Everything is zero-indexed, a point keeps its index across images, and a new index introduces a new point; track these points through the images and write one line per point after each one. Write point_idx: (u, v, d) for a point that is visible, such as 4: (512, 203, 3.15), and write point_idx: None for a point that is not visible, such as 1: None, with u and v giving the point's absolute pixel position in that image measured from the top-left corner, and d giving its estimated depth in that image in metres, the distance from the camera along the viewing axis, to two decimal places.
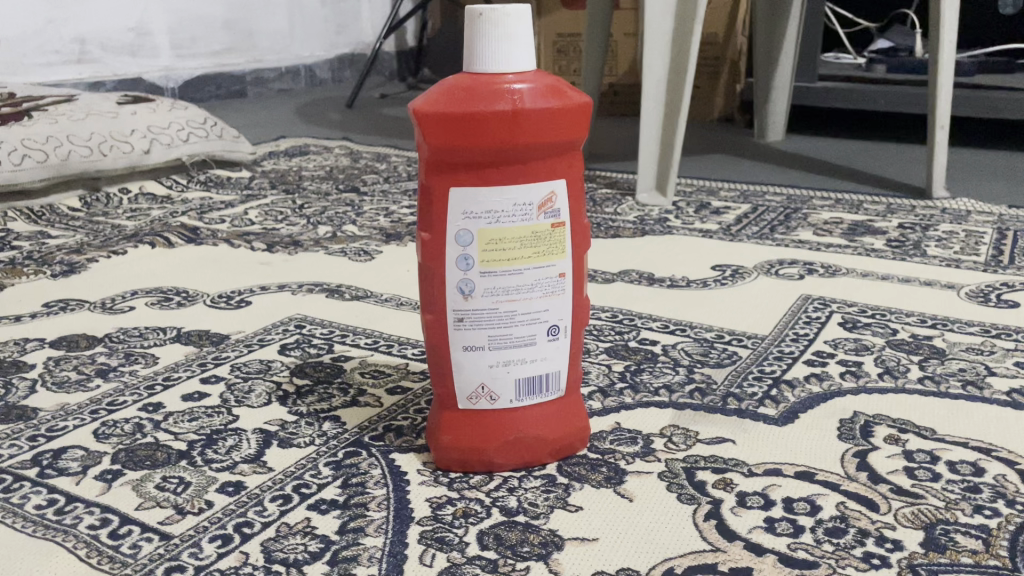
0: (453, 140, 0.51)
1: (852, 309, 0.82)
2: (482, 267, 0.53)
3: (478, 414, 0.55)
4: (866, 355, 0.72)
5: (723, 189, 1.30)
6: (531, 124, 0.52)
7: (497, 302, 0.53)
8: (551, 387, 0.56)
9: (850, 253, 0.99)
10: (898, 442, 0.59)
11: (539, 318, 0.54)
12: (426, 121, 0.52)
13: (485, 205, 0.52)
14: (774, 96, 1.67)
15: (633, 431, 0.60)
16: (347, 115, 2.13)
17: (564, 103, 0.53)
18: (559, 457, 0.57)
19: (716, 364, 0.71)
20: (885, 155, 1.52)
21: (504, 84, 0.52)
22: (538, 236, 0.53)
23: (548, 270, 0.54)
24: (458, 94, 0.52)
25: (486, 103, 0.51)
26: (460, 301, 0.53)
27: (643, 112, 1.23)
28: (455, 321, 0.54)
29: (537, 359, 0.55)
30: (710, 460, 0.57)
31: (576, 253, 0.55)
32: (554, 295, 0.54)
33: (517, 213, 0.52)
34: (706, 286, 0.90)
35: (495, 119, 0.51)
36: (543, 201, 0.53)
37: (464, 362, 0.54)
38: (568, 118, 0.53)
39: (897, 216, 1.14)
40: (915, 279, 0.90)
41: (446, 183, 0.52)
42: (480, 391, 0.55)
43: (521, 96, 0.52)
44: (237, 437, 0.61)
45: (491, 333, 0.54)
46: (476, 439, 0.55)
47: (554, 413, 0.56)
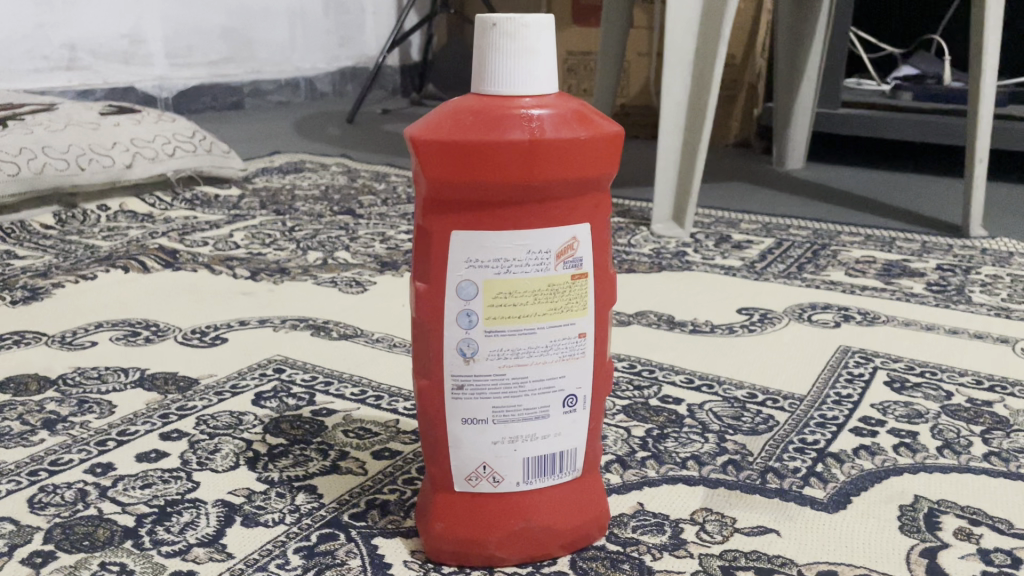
0: (456, 173, 0.43)
1: (897, 365, 0.74)
2: (487, 326, 0.44)
3: (479, 499, 0.46)
4: (920, 423, 0.64)
5: (744, 221, 1.22)
6: (552, 156, 0.43)
7: (507, 368, 0.45)
8: (565, 467, 0.47)
9: (886, 297, 0.91)
10: (971, 538, 0.50)
11: (553, 386, 0.46)
12: (425, 151, 0.43)
13: (495, 251, 0.43)
14: (795, 121, 1.59)
15: (659, 516, 0.52)
16: (345, 130, 2.05)
17: (592, 132, 0.44)
18: (573, 549, 0.48)
19: (750, 432, 0.62)
20: (914, 188, 1.43)
21: (520, 109, 0.43)
22: (554, 290, 0.44)
23: (566, 329, 0.45)
24: (465, 119, 0.43)
25: (499, 130, 0.43)
26: (460, 364, 0.45)
27: (661, 135, 1.15)
28: (455, 389, 0.45)
29: (550, 435, 0.46)
30: (752, 557, 0.48)
31: (601, 309, 0.46)
32: (573, 360, 0.46)
33: (532, 262, 0.44)
34: (733, 332, 0.81)
35: (508, 150, 0.43)
36: (563, 248, 0.44)
37: (463, 437, 0.46)
38: (595, 150, 0.44)
39: (934, 256, 1.05)
40: (963, 330, 0.82)
41: (448, 225, 0.44)
42: (480, 471, 0.46)
43: (540, 123, 0.43)
44: (194, 512, 0.52)
45: (501, 405, 0.45)
46: (476, 528, 0.46)
47: (572, 497, 0.48)
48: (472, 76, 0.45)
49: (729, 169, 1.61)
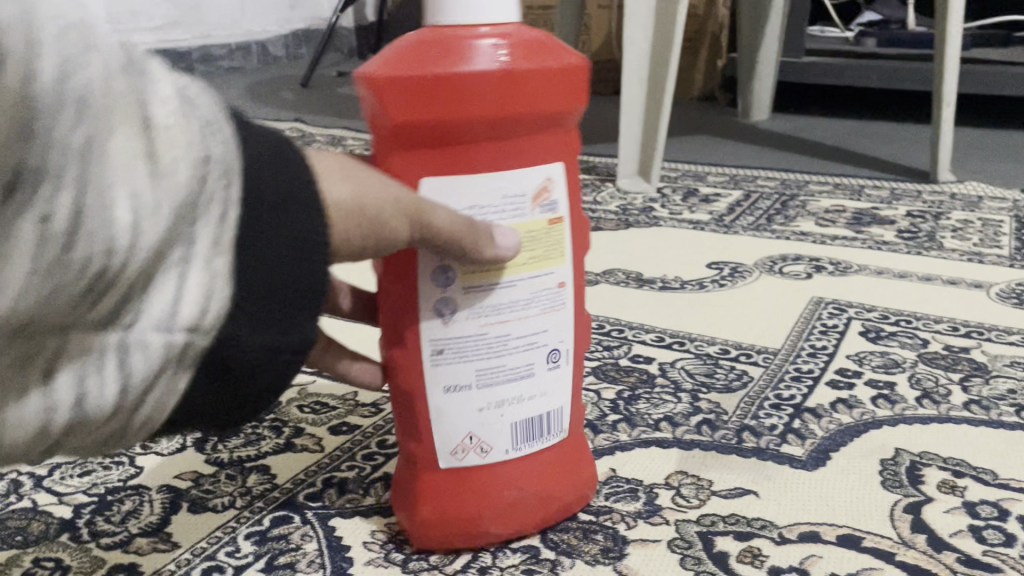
0: (423, 115, 0.39)
1: (871, 315, 0.72)
2: (465, 281, 0.41)
3: (464, 475, 0.43)
4: (897, 373, 0.62)
5: (711, 173, 1.19)
6: (523, 89, 0.40)
7: (488, 325, 0.42)
8: (552, 429, 0.45)
9: (858, 246, 0.88)
10: (956, 492, 0.48)
11: (537, 342, 0.43)
12: (388, 90, 0.39)
13: (467, 197, 0.40)
14: (759, 72, 1.56)
15: (633, 482, 0.49)
16: (300, 95, 1.98)
17: (560, 61, 0.41)
18: (563, 516, 0.46)
19: (724, 389, 0.60)
20: (881, 135, 1.42)
21: (484, 38, 0.39)
22: (532, 236, 0.42)
23: (546, 279, 0.43)
24: (426, 52, 0.39)
25: (466, 63, 0.39)
26: (438, 327, 0.41)
27: (624, 87, 1.11)
28: (432, 354, 0.42)
29: (535, 395, 0.44)
30: (730, 521, 0.46)
31: (577, 254, 0.44)
32: (555, 312, 0.43)
33: (507, 207, 0.41)
34: (702, 288, 0.78)
35: (477, 86, 0.39)
36: (538, 190, 0.42)
37: (444, 408, 0.42)
38: (565, 80, 0.41)
39: (903, 203, 1.04)
40: (936, 277, 0.80)
41: (416, 172, 0.40)
42: (465, 443, 0.43)
43: (507, 52, 0.39)
44: (137, 499, 0.48)
45: (485, 367, 0.42)
46: (466, 505, 0.43)
47: (560, 459, 0.45)
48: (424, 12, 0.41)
49: (694, 123, 1.58)
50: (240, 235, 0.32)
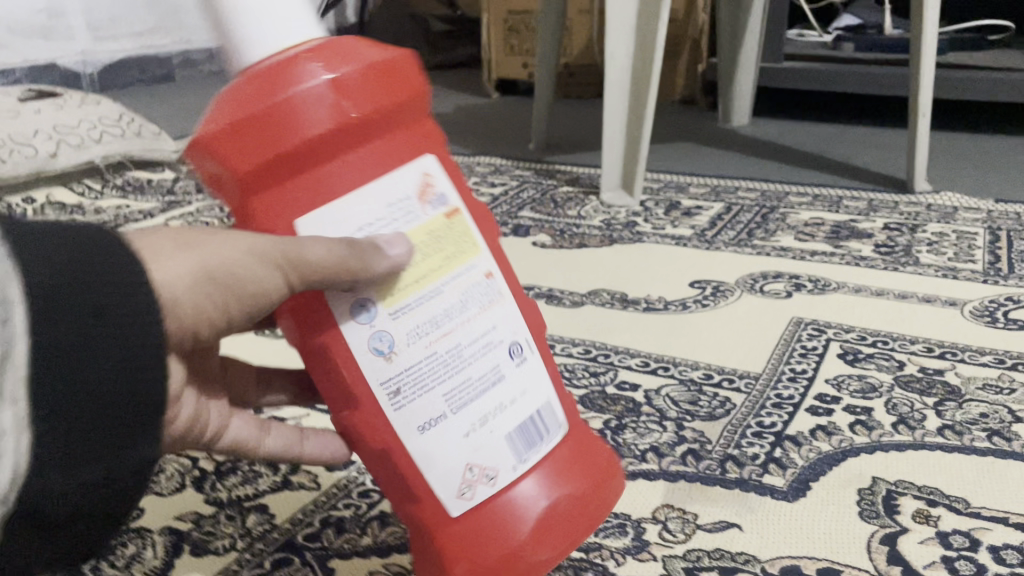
0: (267, 154, 0.37)
1: (849, 336, 0.74)
2: (387, 305, 0.39)
3: (481, 512, 0.41)
4: (874, 398, 0.64)
5: (693, 184, 1.21)
6: (356, 90, 0.38)
7: (434, 344, 0.40)
8: (541, 429, 0.43)
9: (837, 262, 0.91)
10: (930, 521, 0.50)
11: (487, 341, 0.41)
12: (223, 146, 0.38)
13: (353, 220, 0.39)
14: (739, 77, 1.58)
15: (621, 517, 0.51)
16: None
17: (381, 56, 0.40)
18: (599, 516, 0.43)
19: (707, 417, 0.62)
20: (858, 141, 1.44)
21: (296, 57, 0.38)
22: (437, 233, 0.40)
23: (472, 273, 0.41)
24: (246, 93, 0.38)
25: (289, 86, 0.37)
26: (384, 366, 0.39)
27: (606, 101, 1.13)
28: (393, 402, 0.40)
29: (508, 401, 0.42)
30: (715, 556, 0.48)
31: (490, 241, 0.42)
32: (494, 304, 0.41)
33: (398, 214, 0.40)
34: (686, 309, 0.80)
35: (309, 104, 0.37)
36: (420, 188, 0.40)
37: (427, 450, 0.40)
38: (394, 70, 0.40)
39: (880, 215, 1.06)
40: (912, 295, 0.82)
41: (282, 219, 0.39)
42: (468, 478, 0.41)
43: (325, 62, 0.38)
44: (140, 542, 0.50)
45: (446, 389, 0.40)
46: (495, 539, 0.41)
47: (571, 456, 0.44)
48: (217, 49, 0.41)
49: (676, 129, 1.60)
50: (39, 344, 0.30)
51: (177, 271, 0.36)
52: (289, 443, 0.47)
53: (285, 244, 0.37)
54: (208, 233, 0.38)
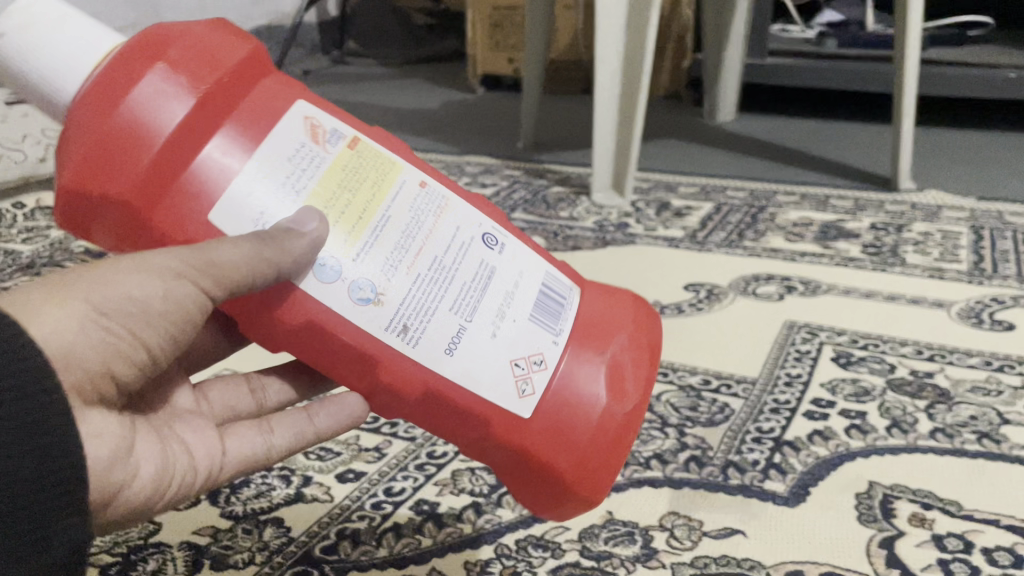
0: (139, 162, 0.34)
1: (841, 339, 0.76)
2: (350, 245, 0.37)
3: (552, 402, 0.40)
4: (869, 402, 0.66)
5: (682, 184, 1.22)
6: (192, 62, 0.36)
7: (414, 265, 0.38)
8: (549, 299, 0.41)
9: (827, 264, 0.93)
10: (925, 524, 0.52)
11: (454, 245, 0.39)
12: (89, 177, 0.34)
13: (266, 188, 0.36)
14: (724, 73, 1.59)
15: (629, 525, 0.53)
16: None
17: (199, 27, 0.37)
18: (643, 344, 0.44)
19: (708, 423, 0.64)
20: (842, 137, 1.46)
21: (120, 58, 0.35)
22: (356, 161, 0.38)
23: (408, 187, 0.39)
24: (86, 114, 0.34)
25: (127, 86, 0.34)
26: (375, 310, 0.37)
27: (597, 103, 1.14)
28: (409, 344, 0.37)
29: (506, 290, 0.40)
30: (722, 563, 0.50)
31: (404, 156, 0.40)
32: (445, 207, 0.40)
33: (307, 162, 0.37)
34: (682, 313, 0.82)
35: (155, 94, 0.34)
36: (310, 130, 0.37)
37: (468, 366, 0.38)
38: (220, 35, 0.37)
39: (867, 214, 1.08)
40: (900, 296, 0.84)
41: (183, 227, 0.36)
42: (521, 374, 0.39)
43: (149, 49, 0.35)
44: (160, 558, 0.51)
45: (445, 304, 0.38)
46: (574, 418, 0.40)
47: (591, 318, 0.43)
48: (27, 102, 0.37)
49: (662, 125, 1.61)
50: None
51: (62, 324, 0.33)
52: (299, 428, 0.45)
53: (186, 253, 0.34)
54: (90, 270, 0.34)
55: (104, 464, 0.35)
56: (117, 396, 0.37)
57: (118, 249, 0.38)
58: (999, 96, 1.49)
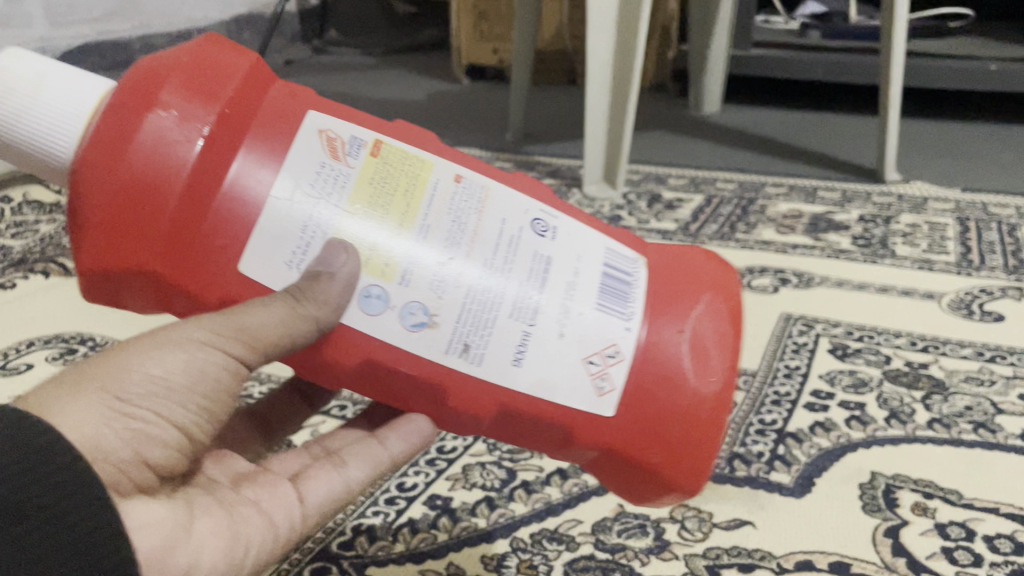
0: (154, 221, 0.34)
1: (837, 331, 0.77)
2: (394, 268, 0.35)
3: (640, 392, 0.38)
4: (867, 393, 0.67)
5: (672, 176, 1.23)
6: (182, 99, 0.34)
7: (463, 274, 0.36)
8: (615, 280, 0.39)
9: (819, 255, 0.94)
10: (927, 513, 0.54)
11: (502, 244, 0.37)
12: (110, 245, 0.34)
13: (292, 221, 0.35)
14: (710, 65, 1.60)
15: (640, 518, 0.54)
16: None
17: (185, 57, 0.36)
18: (725, 300, 0.41)
19: None
20: (827, 129, 1.48)
21: (110, 113, 0.34)
22: (386, 169, 0.36)
23: (444, 185, 0.37)
24: (91, 181, 0.34)
25: (123, 143, 0.33)
26: (432, 335, 0.36)
27: (588, 96, 1.14)
28: (473, 363, 0.36)
29: (564, 285, 0.37)
30: (733, 553, 0.51)
31: (433, 150, 0.38)
32: (485, 199, 0.37)
33: (331, 183, 0.35)
34: None
35: (151, 146, 0.33)
36: (328, 146, 0.36)
37: (540, 373, 0.37)
38: (209, 60, 0.36)
39: (855, 206, 1.10)
40: (892, 288, 0.86)
41: (215, 278, 0.35)
42: (596, 371, 0.37)
43: (137, 97, 0.34)
44: None
45: (501, 309, 0.36)
46: (666, 401, 0.38)
47: (665, 291, 0.40)
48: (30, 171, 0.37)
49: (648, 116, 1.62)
50: None
51: (86, 415, 0.31)
52: (373, 457, 0.42)
53: (216, 321, 0.33)
54: (103, 355, 0.32)
55: (161, 551, 0.31)
56: (160, 485, 0.34)
57: (154, 308, 0.38)
58: (978, 88, 1.51)
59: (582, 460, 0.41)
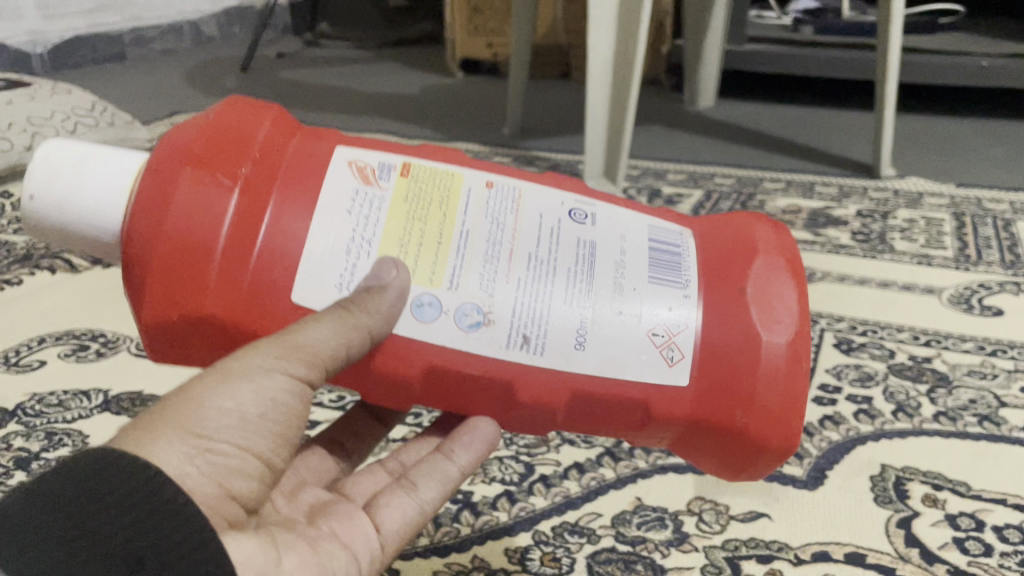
0: (207, 270, 0.35)
1: (841, 326, 0.78)
2: (445, 271, 0.37)
3: (711, 359, 0.39)
4: (873, 387, 0.69)
5: (671, 171, 1.24)
6: (213, 148, 0.36)
7: (512, 270, 0.38)
8: (660, 255, 0.40)
9: (820, 251, 0.95)
10: (938, 505, 0.55)
11: (545, 239, 0.39)
12: (170, 302, 0.36)
13: (339, 240, 0.37)
14: (705, 60, 1.61)
15: (659, 510, 0.55)
16: (243, 79, 1.94)
17: (208, 118, 0.38)
18: (777, 254, 0.41)
19: None
20: (821, 124, 1.49)
21: (150, 178, 0.36)
22: (417, 187, 0.38)
23: (477, 193, 0.39)
24: (145, 244, 0.36)
25: (168, 201, 0.35)
26: (492, 331, 0.37)
27: (589, 91, 1.15)
28: (534, 354, 0.37)
29: (612, 270, 0.39)
30: (751, 545, 0.52)
31: (459, 165, 0.40)
32: (519, 200, 0.39)
33: (369, 205, 0.37)
34: None
35: (193, 196, 0.35)
36: (360, 175, 0.38)
37: (608, 354, 0.38)
38: (231, 115, 0.38)
39: (852, 201, 1.11)
40: (893, 283, 0.87)
41: (273, 311, 0.36)
42: (662, 344, 0.38)
43: (172, 158, 0.36)
44: None
45: (554, 300, 0.38)
46: (742, 364, 0.39)
47: (718, 259, 0.41)
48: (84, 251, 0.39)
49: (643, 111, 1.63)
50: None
51: (168, 455, 0.32)
52: (442, 475, 0.43)
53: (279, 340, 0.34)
54: (178, 393, 0.33)
55: None
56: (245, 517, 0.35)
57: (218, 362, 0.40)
58: (970, 83, 1.53)
59: (664, 438, 0.42)
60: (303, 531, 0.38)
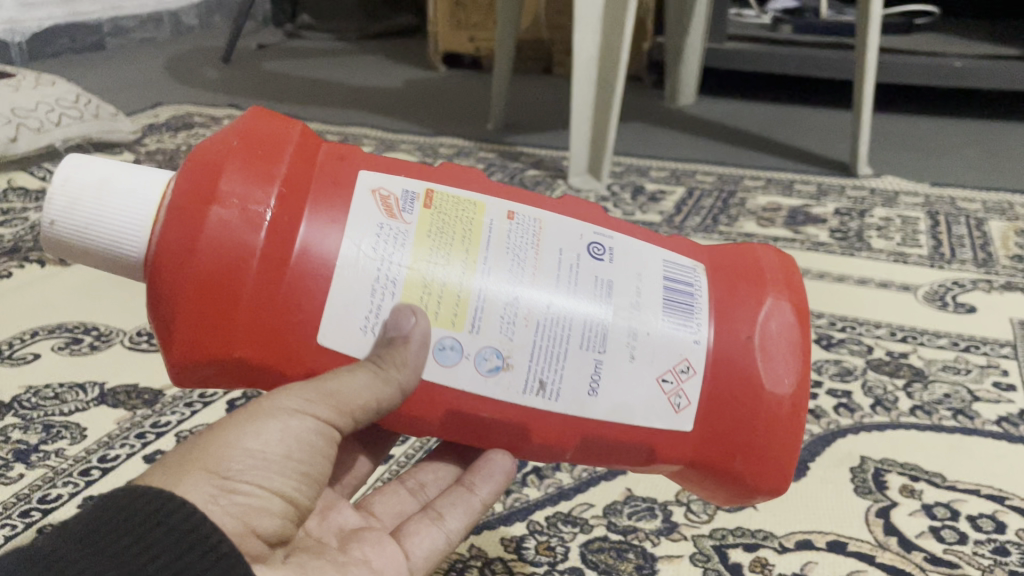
0: (237, 308, 0.36)
1: (821, 322, 0.81)
2: (466, 317, 0.38)
3: (715, 404, 0.41)
4: (852, 381, 0.71)
5: (653, 168, 1.26)
6: (244, 183, 0.36)
7: (530, 312, 0.38)
8: (673, 293, 0.41)
9: (799, 248, 0.98)
10: (914, 495, 0.58)
11: (564, 276, 0.39)
12: (198, 336, 0.37)
13: (364, 280, 0.37)
14: (686, 57, 1.63)
15: (649, 501, 0.57)
16: (224, 71, 1.93)
17: (234, 142, 0.38)
18: (783, 295, 0.43)
19: None
20: (799, 123, 1.52)
21: (177, 208, 0.37)
22: (442, 220, 0.39)
23: (501, 224, 0.39)
24: (173, 278, 0.36)
25: (197, 239, 0.36)
26: (510, 378, 0.38)
27: (574, 88, 1.16)
28: (550, 398, 0.39)
29: (626, 310, 0.40)
30: (738, 534, 0.54)
31: (482, 193, 0.40)
32: (539, 231, 0.40)
33: (395, 240, 0.38)
34: None
35: (224, 236, 0.36)
36: (386, 206, 0.38)
37: (619, 399, 0.40)
38: (257, 140, 0.38)
39: (830, 199, 1.14)
40: (870, 280, 0.90)
41: (299, 350, 0.37)
42: (671, 390, 0.40)
43: (200, 190, 0.36)
44: None
45: (570, 342, 0.39)
46: (744, 409, 0.41)
47: (729, 298, 0.42)
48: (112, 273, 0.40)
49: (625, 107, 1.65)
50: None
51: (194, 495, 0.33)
52: (466, 507, 0.45)
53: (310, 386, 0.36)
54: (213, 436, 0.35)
55: None
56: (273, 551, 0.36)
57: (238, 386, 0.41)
58: (944, 83, 1.57)
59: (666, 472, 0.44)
60: (333, 557, 0.39)
